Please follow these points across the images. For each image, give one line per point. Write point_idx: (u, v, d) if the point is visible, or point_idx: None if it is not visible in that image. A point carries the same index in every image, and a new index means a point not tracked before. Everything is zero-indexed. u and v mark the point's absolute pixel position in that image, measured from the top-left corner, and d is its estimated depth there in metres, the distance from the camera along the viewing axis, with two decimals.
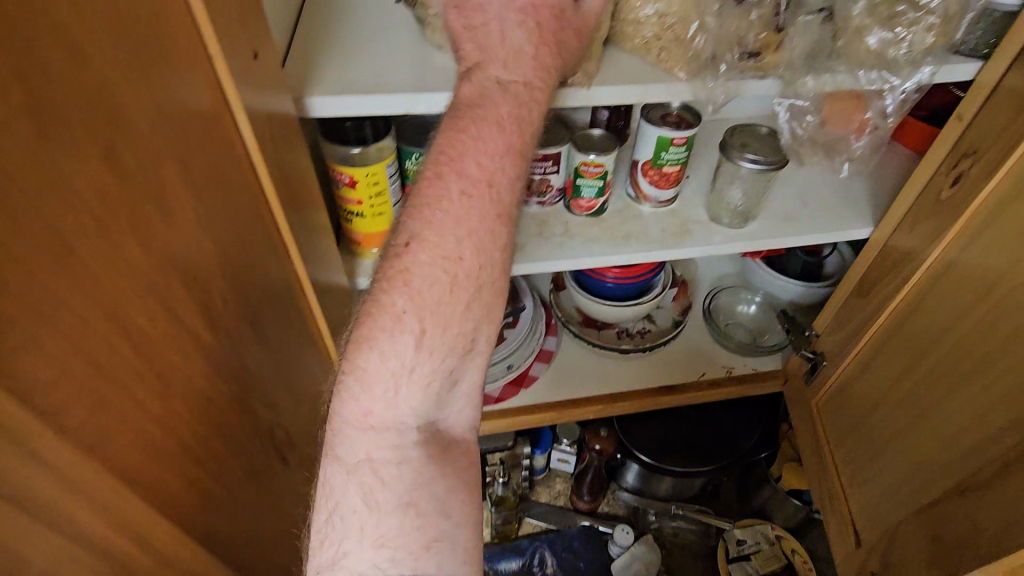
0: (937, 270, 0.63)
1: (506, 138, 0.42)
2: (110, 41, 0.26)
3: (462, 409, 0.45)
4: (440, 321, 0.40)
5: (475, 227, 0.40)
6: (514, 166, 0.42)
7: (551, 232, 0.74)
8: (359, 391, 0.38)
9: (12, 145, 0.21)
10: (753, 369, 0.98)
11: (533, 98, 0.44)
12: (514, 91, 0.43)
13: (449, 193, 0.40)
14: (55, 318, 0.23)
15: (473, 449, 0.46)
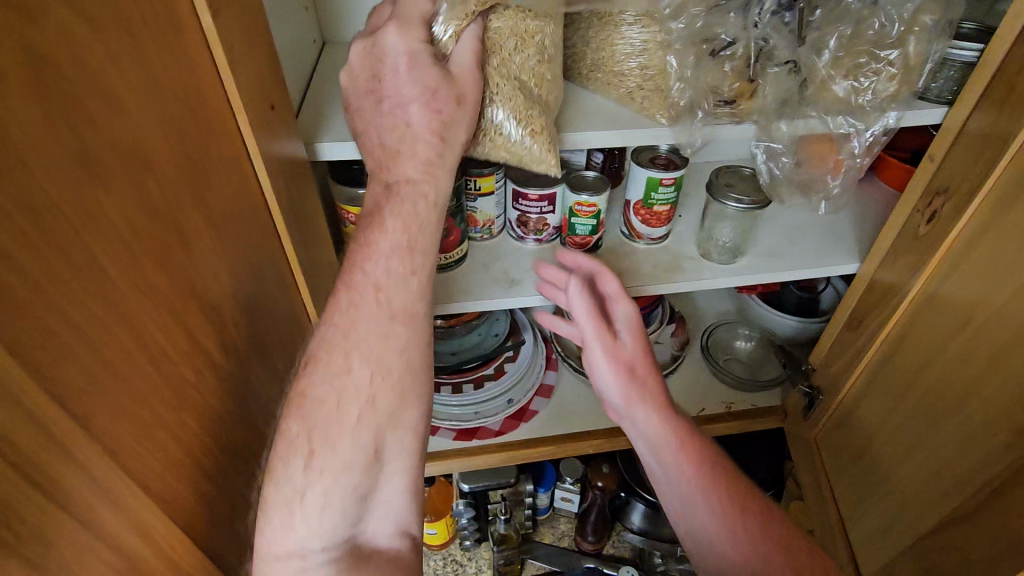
0: (918, 304, 0.65)
1: (393, 242, 0.46)
2: (145, 94, 0.30)
3: (385, 520, 0.46)
4: (330, 439, 0.42)
5: (365, 337, 0.44)
6: (410, 267, 0.46)
7: (509, 276, 0.76)
8: (261, 522, 0.41)
9: (62, 181, 0.25)
10: (753, 405, 0.99)
11: (419, 193, 0.47)
12: (416, 179, 0.47)
13: (339, 307, 0.44)
14: (89, 330, 0.27)
15: (406, 557, 0.46)
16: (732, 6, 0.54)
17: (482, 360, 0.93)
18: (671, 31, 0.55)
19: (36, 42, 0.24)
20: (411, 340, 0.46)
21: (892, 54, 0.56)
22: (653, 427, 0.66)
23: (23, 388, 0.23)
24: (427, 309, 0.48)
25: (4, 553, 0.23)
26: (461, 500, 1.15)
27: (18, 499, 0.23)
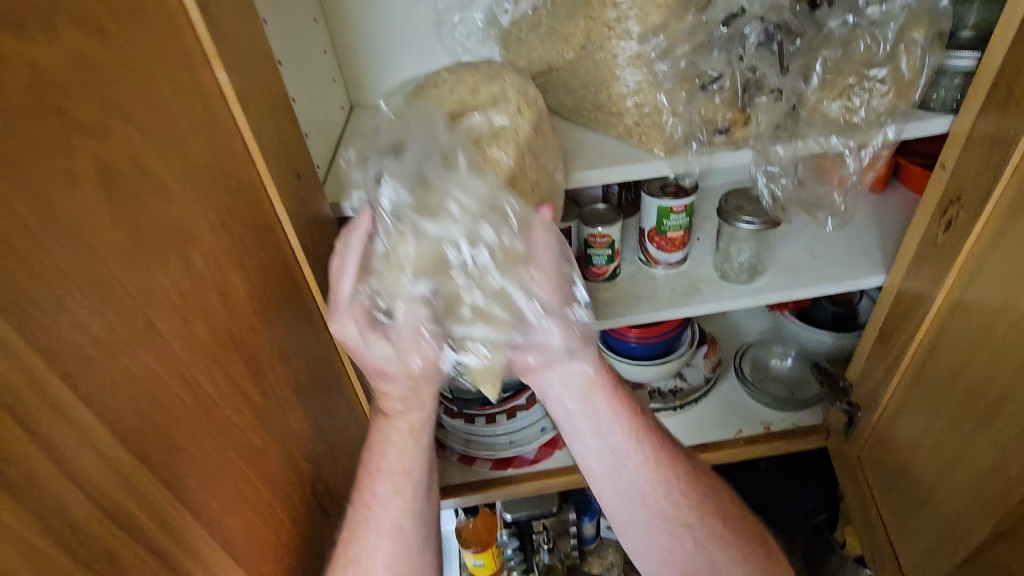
0: (944, 314, 0.64)
1: (389, 472, 0.57)
2: (188, 182, 0.36)
3: None
4: None
5: (367, 549, 0.56)
6: (402, 486, 0.58)
7: None
8: None
9: (122, 260, 0.31)
10: (794, 424, 0.96)
11: (403, 432, 0.57)
12: (400, 425, 0.57)
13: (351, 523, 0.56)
14: (147, 380, 0.32)
15: None
16: (715, 44, 0.57)
17: (512, 391, 0.97)
18: (658, 73, 0.57)
19: (105, 152, 0.30)
20: (397, 553, 0.57)
21: (882, 72, 0.57)
22: (595, 402, 0.62)
23: (98, 433, 0.29)
24: (419, 516, 0.60)
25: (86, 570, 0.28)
26: (507, 530, 1.20)
27: (96, 524, 0.28)
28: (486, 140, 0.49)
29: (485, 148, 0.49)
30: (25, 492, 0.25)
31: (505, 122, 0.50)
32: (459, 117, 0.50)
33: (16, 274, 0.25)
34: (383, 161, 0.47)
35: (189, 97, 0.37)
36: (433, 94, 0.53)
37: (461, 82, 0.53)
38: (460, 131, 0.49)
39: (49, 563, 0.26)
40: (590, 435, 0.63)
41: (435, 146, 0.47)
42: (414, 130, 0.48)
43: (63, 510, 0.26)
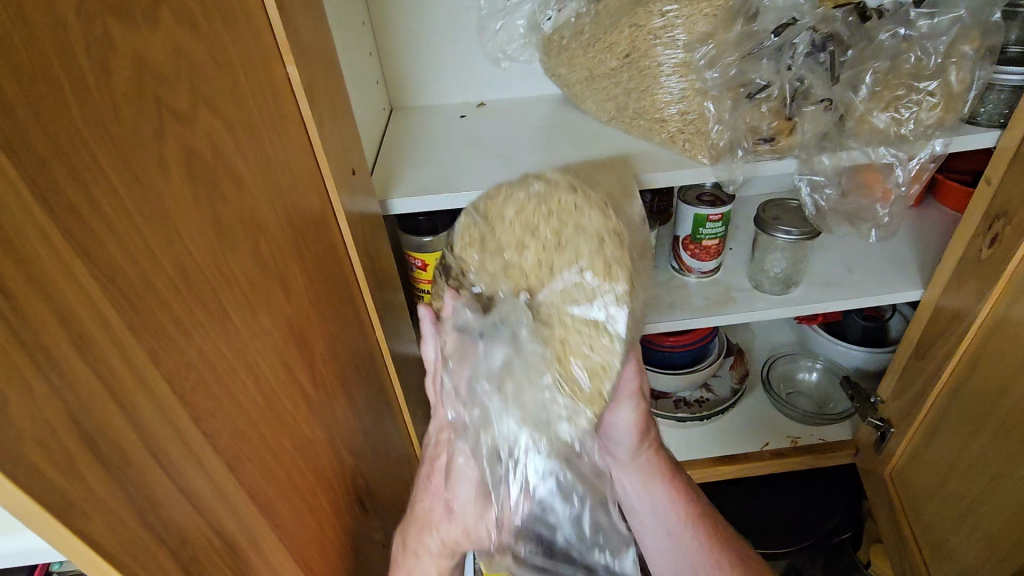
0: (988, 332, 0.64)
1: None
2: (258, 171, 0.37)
3: None
4: None
5: None
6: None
7: None
8: None
9: (200, 243, 0.31)
10: (821, 439, 0.96)
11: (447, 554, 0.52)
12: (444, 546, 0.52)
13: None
14: (217, 362, 0.33)
15: None
16: (764, 53, 0.57)
17: None
18: (707, 80, 0.58)
19: (189, 137, 0.31)
20: None
21: (932, 85, 0.57)
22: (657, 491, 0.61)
23: (175, 410, 0.29)
24: None
25: (158, 545, 0.28)
26: None
27: (168, 500, 0.28)
28: (573, 334, 0.39)
29: (568, 350, 0.39)
30: (115, 464, 0.25)
31: (601, 318, 0.39)
32: (547, 289, 0.41)
33: (116, 253, 0.25)
34: (473, 339, 0.43)
35: (262, 88, 0.38)
36: (522, 225, 0.43)
37: (554, 224, 0.41)
38: (540, 323, 0.40)
39: (128, 537, 0.26)
40: (646, 514, 0.62)
41: (517, 347, 0.40)
42: (502, 318, 0.41)
43: (143, 484, 0.27)
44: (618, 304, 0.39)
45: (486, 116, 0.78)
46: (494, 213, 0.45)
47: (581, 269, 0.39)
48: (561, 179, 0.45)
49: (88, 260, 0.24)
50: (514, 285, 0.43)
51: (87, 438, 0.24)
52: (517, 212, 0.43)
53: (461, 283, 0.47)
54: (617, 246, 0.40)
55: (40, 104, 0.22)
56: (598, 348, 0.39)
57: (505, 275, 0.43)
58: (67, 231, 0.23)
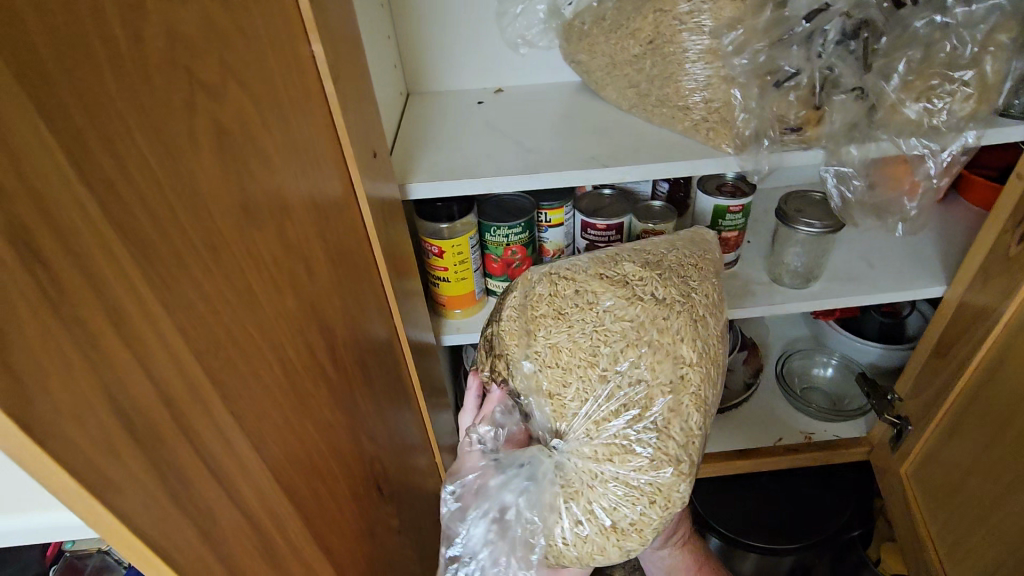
0: (1009, 336, 0.63)
1: None
2: (283, 148, 0.37)
3: None
4: None
5: None
6: None
7: None
8: None
9: (228, 221, 0.31)
10: (835, 436, 0.95)
11: None
12: None
13: None
14: (244, 341, 0.32)
15: None
16: (794, 39, 0.56)
17: None
18: (734, 67, 0.57)
19: (219, 113, 0.30)
20: None
21: (967, 74, 0.55)
22: None
23: (204, 387, 0.29)
24: None
25: (187, 523, 0.28)
26: None
27: (198, 477, 0.28)
28: (589, 503, 0.40)
29: (593, 513, 0.40)
30: (148, 441, 0.25)
31: (633, 483, 0.40)
32: (581, 441, 0.42)
33: (150, 232, 0.25)
34: (494, 460, 0.45)
35: (288, 66, 0.37)
36: (571, 369, 0.43)
37: (609, 393, 0.42)
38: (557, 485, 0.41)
39: (160, 514, 0.26)
40: None
41: (528, 496, 0.42)
42: (529, 462, 0.43)
43: (174, 461, 0.26)
44: (652, 472, 0.40)
45: (505, 102, 0.77)
46: (537, 329, 0.45)
47: (624, 440, 0.40)
48: (627, 321, 0.43)
49: (122, 233, 0.23)
50: (563, 425, 0.43)
51: (121, 413, 0.23)
52: (572, 344, 0.44)
53: (508, 379, 0.47)
54: (655, 432, 0.40)
55: (75, 71, 0.21)
56: (601, 527, 0.40)
57: (546, 402, 0.44)
58: (103, 204, 0.22)
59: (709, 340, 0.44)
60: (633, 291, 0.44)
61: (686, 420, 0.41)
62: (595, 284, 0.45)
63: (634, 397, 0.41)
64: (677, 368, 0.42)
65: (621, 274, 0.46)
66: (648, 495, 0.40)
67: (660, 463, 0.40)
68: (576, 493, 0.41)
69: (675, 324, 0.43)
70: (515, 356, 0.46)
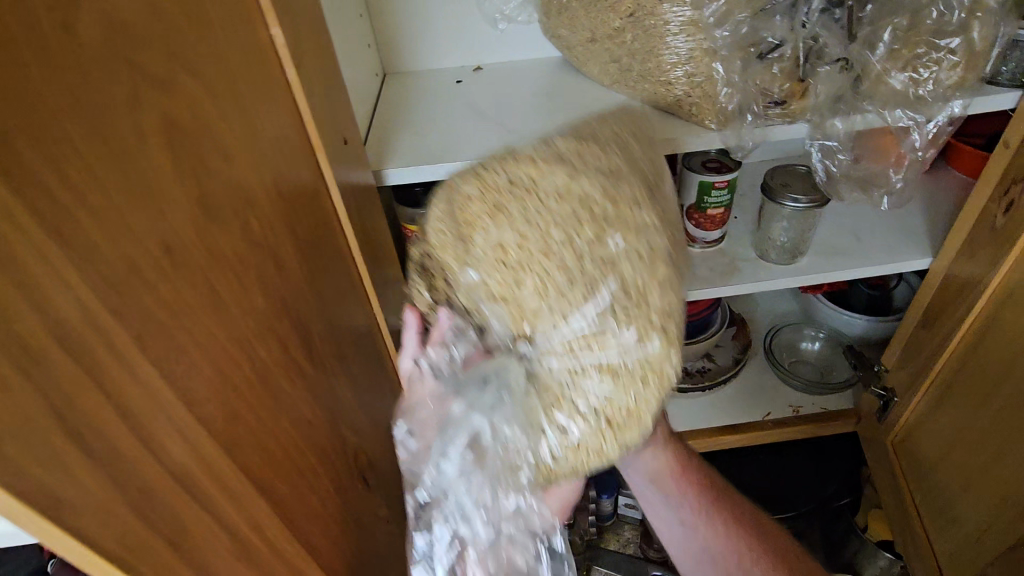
0: (994, 305, 0.63)
1: None
2: (244, 140, 0.35)
3: None
4: None
5: None
6: None
7: None
8: None
9: (184, 220, 0.30)
10: (823, 408, 0.96)
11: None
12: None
13: None
14: (211, 345, 0.31)
15: None
16: (778, 9, 0.54)
17: None
18: (716, 40, 0.55)
19: (168, 106, 0.29)
20: None
21: (953, 42, 0.54)
22: (667, 483, 0.62)
23: (166, 395, 0.28)
24: None
25: (153, 536, 0.27)
26: None
27: (164, 488, 0.27)
28: (579, 405, 0.37)
29: (577, 413, 0.37)
30: (107, 456, 0.24)
31: (613, 373, 0.36)
32: (554, 343, 0.36)
33: (95, 237, 0.24)
34: (456, 384, 0.43)
35: (244, 52, 0.35)
36: (522, 265, 0.35)
37: (571, 283, 0.34)
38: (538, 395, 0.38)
39: (123, 530, 0.25)
40: (661, 505, 0.63)
41: (503, 413, 0.39)
42: (492, 376, 0.40)
43: (136, 475, 0.26)
44: (633, 357, 0.36)
45: (483, 81, 0.75)
46: (465, 229, 0.37)
47: (599, 336, 0.35)
48: (576, 198, 0.35)
49: (63, 243, 0.22)
50: (526, 330, 0.37)
51: (72, 432, 0.22)
52: (513, 239, 0.35)
53: (451, 293, 0.41)
54: (636, 323, 0.35)
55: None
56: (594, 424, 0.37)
57: (502, 307, 0.37)
58: (38, 213, 0.21)
59: (659, 196, 0.40)
60: (573, 160, 0.36)
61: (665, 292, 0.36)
62: (525, 165, 0.36)
63: (603, 275, 0.34)
64: (644, 249, 0.35)
65: (556, 148, 0.37)
66: (639, 378, 0.36)
67: (647, 350, 0.36)
68: (553, 397, 0.38)
69: (628, 190, 0.36)
70: (451, 256, 0.38)
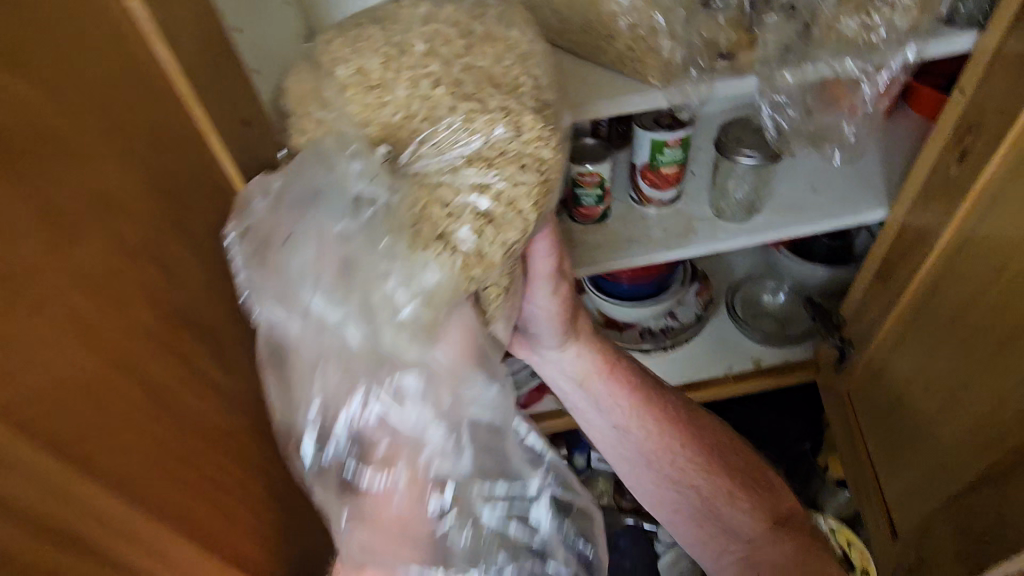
0: (948, 256, 0.62)
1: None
2: (99, 136, 0.30)
3: None
4: None
5: None
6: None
7: None
8: None
9: (23, 242, 0.26)
10: (784, 360, 0.96)
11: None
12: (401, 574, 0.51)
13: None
14: (78, 378, 0.28)
15: None
16: None
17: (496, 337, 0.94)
18: None
19: None
20: None
21: None
22: (594, 383, 0.63)
23: (14, 445, 0.25)
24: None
25: None
26: None
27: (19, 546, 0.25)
28: (457, 197, 0.35)
29: (460, 212, 0.35)
30: None
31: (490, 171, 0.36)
32: (428, 157, 0.35)
33: None
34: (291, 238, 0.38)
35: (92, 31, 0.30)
36: (394, 94, 0.36)
37: (446, 101, 0.36)
38: (414, 235, 0.35)
39: None
40: (589, 405, 0.64)
41: (362, 242, 0.36)
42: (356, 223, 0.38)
43: None
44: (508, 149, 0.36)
45: None
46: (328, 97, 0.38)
47: (469, 131, 0.35)
48: (432, 37, 0.39)
49: None
50: (394, 144, 0.36)
51: None
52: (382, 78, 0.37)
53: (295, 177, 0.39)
54: (507, 121, 0.36)
55: None
56: (473, 204, 0.35)
57: (374, 128, 0.37)
58: None
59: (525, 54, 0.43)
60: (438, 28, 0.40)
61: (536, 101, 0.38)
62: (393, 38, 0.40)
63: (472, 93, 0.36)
64: (507, 63, 0.39)
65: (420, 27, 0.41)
66: (514, 162, 0.36)
67: (520, 134, 0.36)
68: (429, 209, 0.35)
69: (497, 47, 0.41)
70: (321, 135, 0.37)
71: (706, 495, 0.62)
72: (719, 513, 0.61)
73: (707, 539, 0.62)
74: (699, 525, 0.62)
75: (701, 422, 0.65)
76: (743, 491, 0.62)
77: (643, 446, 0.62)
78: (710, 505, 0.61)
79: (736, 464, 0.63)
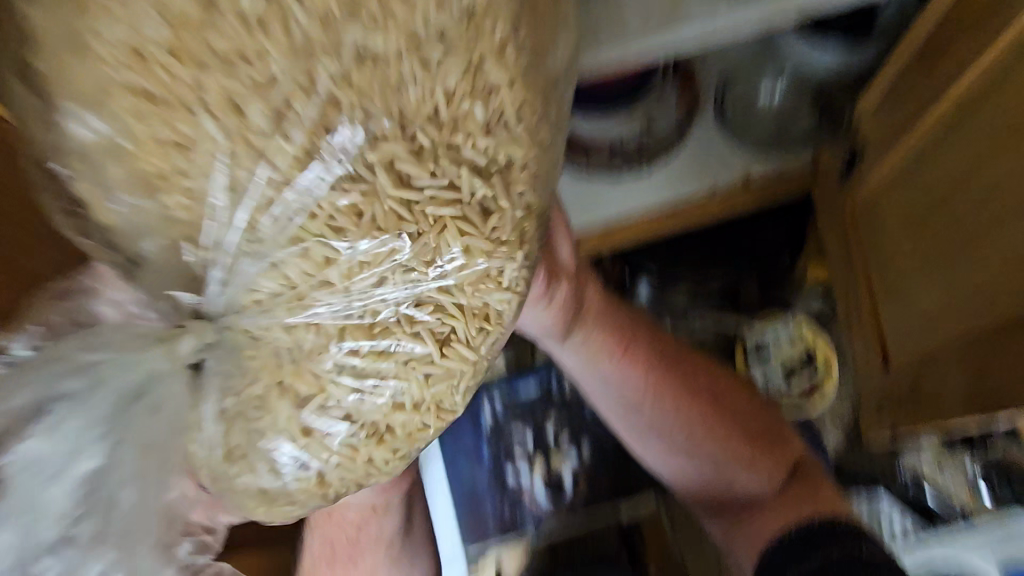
0: (1013, 58, 0.51)
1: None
2: None
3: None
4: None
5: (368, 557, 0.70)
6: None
7: None
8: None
9: None
10: (776, 169, 0.84)
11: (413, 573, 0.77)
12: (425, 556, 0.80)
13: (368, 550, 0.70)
14: None
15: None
16: None
17: None
18: None
19: None
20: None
21: None
22: (597, 354, 0.66)
23: None
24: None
25: None
26: None
27: None
28: (321, 398, 0.33)
29: (343, 362, 0.33)
30: None
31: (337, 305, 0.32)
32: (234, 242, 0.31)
33: None
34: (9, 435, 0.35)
35: None
36: (152, 98, 0.27)
37: (257, 29, 0.26)
38: (143, 175, 0.29)
39: None
40: (600, 387, 0.69)
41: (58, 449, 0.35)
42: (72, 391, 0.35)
43: None
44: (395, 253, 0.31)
45: None
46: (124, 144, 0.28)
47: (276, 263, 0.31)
48: None
49: None
50: (265, 192, 0.29)
51: None
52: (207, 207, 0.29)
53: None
54: (365, 305, 0.33)
55: None
56: (365, 327, 0.33)
57: (159, 219, 0.30)
58: None
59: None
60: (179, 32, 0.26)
61: (491, 163, 0.32)
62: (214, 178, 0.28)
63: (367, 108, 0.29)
64: (328, 127, 0.28)
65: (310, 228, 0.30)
66: (368, 309, 0.33)
67: (424, 266, 0.32)
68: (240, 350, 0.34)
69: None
70: None
71: (700, 429, 0.70)
72: (734, 479, 0.70)
73: (712, 466, 0.71)
74: (690, 457, 0.71)
75: (697, 371, 0.73)
76: (744, 453, 0.70)
77: (641, 400, 0.69)
78: (720, 451, 0.70)
79: (711, 388, 0.73)
